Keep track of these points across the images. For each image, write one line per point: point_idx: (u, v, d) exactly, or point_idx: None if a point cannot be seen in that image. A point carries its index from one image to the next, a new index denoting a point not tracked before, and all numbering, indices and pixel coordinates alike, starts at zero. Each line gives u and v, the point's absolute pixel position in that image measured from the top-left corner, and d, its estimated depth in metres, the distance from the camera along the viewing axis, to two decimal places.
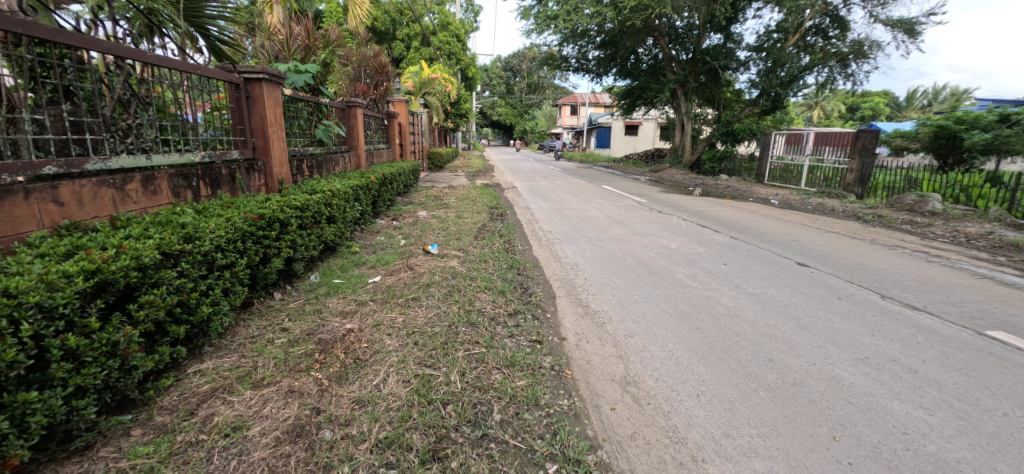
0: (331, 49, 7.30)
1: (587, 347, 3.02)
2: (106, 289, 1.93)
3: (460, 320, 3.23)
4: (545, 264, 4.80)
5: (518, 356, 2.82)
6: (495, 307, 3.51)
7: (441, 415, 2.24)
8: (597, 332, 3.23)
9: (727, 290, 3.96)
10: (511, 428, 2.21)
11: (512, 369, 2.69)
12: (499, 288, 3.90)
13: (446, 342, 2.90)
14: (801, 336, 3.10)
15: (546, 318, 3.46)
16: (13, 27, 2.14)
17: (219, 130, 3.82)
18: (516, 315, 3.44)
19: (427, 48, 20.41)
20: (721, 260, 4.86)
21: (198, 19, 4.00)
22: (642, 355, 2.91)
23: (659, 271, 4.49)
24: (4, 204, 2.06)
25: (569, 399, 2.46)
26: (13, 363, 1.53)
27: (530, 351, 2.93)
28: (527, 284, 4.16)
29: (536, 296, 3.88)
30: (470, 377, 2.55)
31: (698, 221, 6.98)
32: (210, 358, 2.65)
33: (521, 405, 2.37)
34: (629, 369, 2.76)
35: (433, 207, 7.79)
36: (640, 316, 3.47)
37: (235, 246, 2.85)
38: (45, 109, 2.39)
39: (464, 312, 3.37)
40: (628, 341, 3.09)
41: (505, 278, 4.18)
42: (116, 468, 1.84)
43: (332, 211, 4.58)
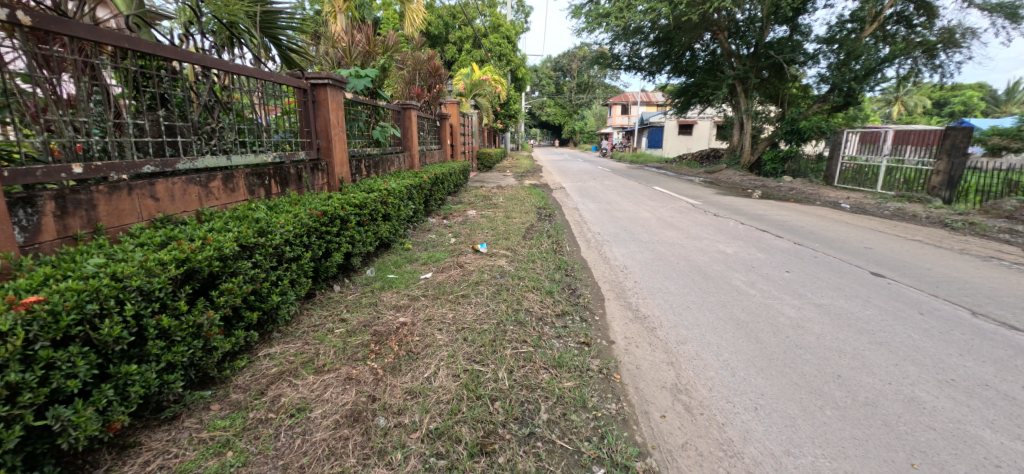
0: (389, 54, 7.67)
1: (636, 351, 3.00)
2: (195, 276, 2.14)
3: (508, 318, 3.28)
4: (593, 266, 4.77)
5: (565, 357, 2.84)
6: (543, 308, 3.54)
7: (489, 410, 2.30)
8: (647, 337, 3.18)
9: (789, 299, 3.78)
10: (558, 428, 2.23)
11: (559, 370, 2.71)
12: (547, 288, 3.93)
13: (494, 340, 2.97)
14: (874, 352, 2.91)
15: (594, 320, 3.45)
16: (120, 42, 2.41)
17: (288, 132, 4.09)
18: (564, 317, 3.46)
19: (479, 51, 20.73)
20: (782, 267, 4.63)
21: (272, 30, 4.38)
22: (695, 363, 2.84)
23: (714, 277, 4.35)
24: (112, 199, 2.32)
25: (618, 403, 2.45)
26: (119, 339, 1.72)
27: (578, 353, 2.94)
28: (576, 285, 4.17)
29: (584, 298, 3.87)
30: (517, 375, 2.60)
31: (759, 226, 6.68)
32: (277, 343, 2.86)
33: (568, 406, 2.39)
34: (681, 377, 2.70)
35: (483, 207, 7.94)
36: (692, 322, 3.39)
37: (302, 240, 3.07)
38: (146, 115, 2.66)
39: (512, 310, 3.43)
40: (680, 348, 3.03)
41: (553, 278, 4.22)
42: (200, 439, 2.04)
43: (388, 209, 4.79)
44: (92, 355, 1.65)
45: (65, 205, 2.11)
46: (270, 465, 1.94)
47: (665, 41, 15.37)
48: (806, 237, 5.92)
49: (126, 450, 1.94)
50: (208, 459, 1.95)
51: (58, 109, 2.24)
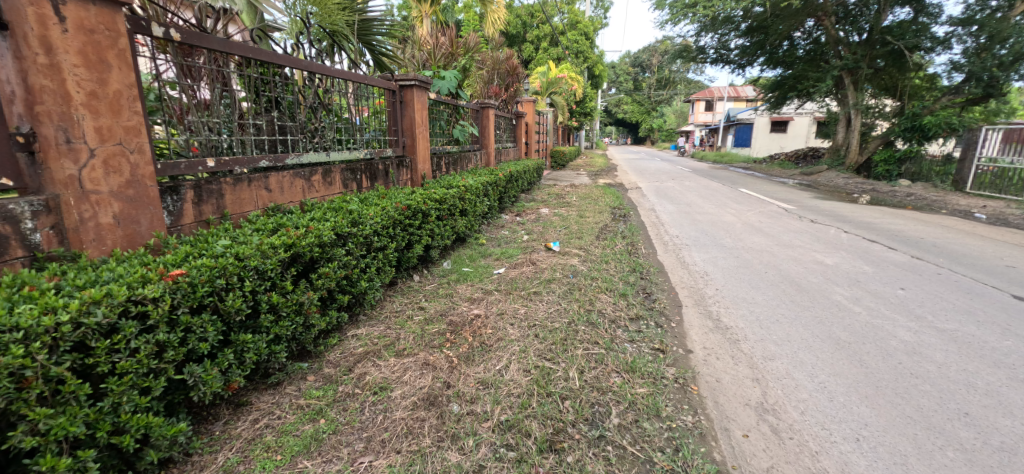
0: (470, 55, 7.94)
1: (716, 363, 2.88)
2: (299, 259, 2.41)
3: (579, 319, 3.30)
4: (670, 270, 4.62)
5: (638, 362, 2.81)
6: (616, 310, 3.51)
7: (559, 409, 2.34)
8: (729, 350, 3.04)
9: (900, 320, 3.41)
10: (630, 434, 2.22)
11: (632, 375, 2.68)
12: (620, 291, 3.88)
13: (565, 338, 3.00)
14: (1012, 390, 2.54)
15: (670, 327, 3.36)
16: (245, 53, 2.75)
17: (377, 130, 4.40)
18: (638, 321, 3.40)
19: (556, 48, 20.63)
20: (892, 283, 4.18)
21: (366, 36, 4.75)
22: (785, 382, 2.67)
23: (809, 290, 4.03)
24: (236, 189, 2.68)
25: (694, 416, 2.38)
26: (239, 310, 1.98)
27: (652, 359, 2.88)
28: (651, 289, 4.08)
29: (660, 303, 3.78)
30: (588, 376, 2.62)
31: (865, 235, 6.07)
32: (363, 325, 3.12)
33: (640, 413, 2.36)
34: (768, 396, 2.55)
35: (557, 205, 7.95)
36: (781, 337, 3.17)
37: (388, 231, 3.31)
38: (263, 116, 3.01)
39: (584, 311, 3.44)
40: (766, 364, 2.85)
41: (627, 281, 4.15)
42: (298, 405, 2.30)
43: (465, 204, 4.99)
44: (219, 322, 1.92)
45: (200, 194, 2.45)
46: (357, 436, 2.13)
47: (759, 31, 14.31)
48: (928, 251, 5.26)
49: (239, 408, 2.23)
50: (304, 424, 2.18)
51: (198, 112, 2.61)
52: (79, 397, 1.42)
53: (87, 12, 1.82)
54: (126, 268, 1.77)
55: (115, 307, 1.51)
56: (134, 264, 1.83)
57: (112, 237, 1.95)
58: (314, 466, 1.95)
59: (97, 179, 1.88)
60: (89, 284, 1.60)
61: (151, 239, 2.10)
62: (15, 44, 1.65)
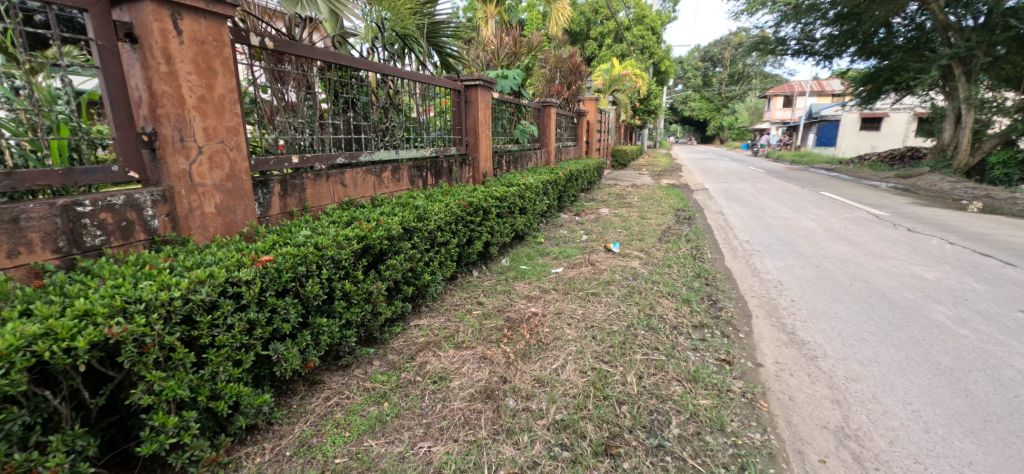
0: (533, 54, 7.99)
1: (790, 380, 2.71)
2: (370, 250, 2.57)
3: (639, 323, 3.24)
4: (739, 278, 4.41)
5: (701, 372, 2.72)
6: (678, 316, 3.41)
7: (616, 413, 2.33)
8: (804, 366, 2.86)
9: (1015, 347, 3.03)
10: (691, 447, 2.16)
11: (695, 385, 2.60)
12: (683, 296, 3.77)
13: (624, 342, 2.97)
14: None
15: (738, 338, 3.21)
16: (326, 58, 2.97)
17: (442, 129, 4.56)
18: (702, 329, 3.28)
19: (621, 44, 20.16)
20: (1008, 304, 3.71)
21: (435, 39, 4.94)
22: (870, 406, 2.46)
23: (902, 306, 3.69)
24: (315, 184, 2.90)
25: (763, 434, 2.26)
26: (316, 295, 2.16)
27: (717, 370, 2.78)
28: (717, 296, 3.92)
29: (726, 312, 3.62)
30: (647, 382, 2.58)
31: (975, 248, 5.41)
32: (425, 315, 3.27)
33: (702, 426, 2.29)
34: (849, 420, 2.36)
35: (617, 206, 7.81)
36: (865, 356, 2.93)
37: (451, 227, 3.44)
38: (340, 116, 3.23)
39: (644, 315, 3.38)
40: (848, 385, 2.64)
41: (691, 287, 4.02)
42: (365, 388, 2.45)
43: (525, 202, 5.06)
44: (300, 305, 2.10)
45: (285, 188, 2.68)
46: (417, 421, 2.24)
47: (850, 18, 13.15)
48: None
49: (314, 386, 2.42)
50: (370, 405, 2.33)
51: (285, 113, 2.85)
52: (186, 364, 1.60)
53: (200, 25, 2.06)
54: (225, 252, 1.98)
55: (216, 287, 1.70)
56: (230, 249, 2.04)
57: (213, 225, 2.19)
58: (380, 445, 2.08)
59: (203, 173, 2.13)
60: (196, 265, 1.82)
61: (246, 227, 2.33)
62: (143, 55, 1.91)
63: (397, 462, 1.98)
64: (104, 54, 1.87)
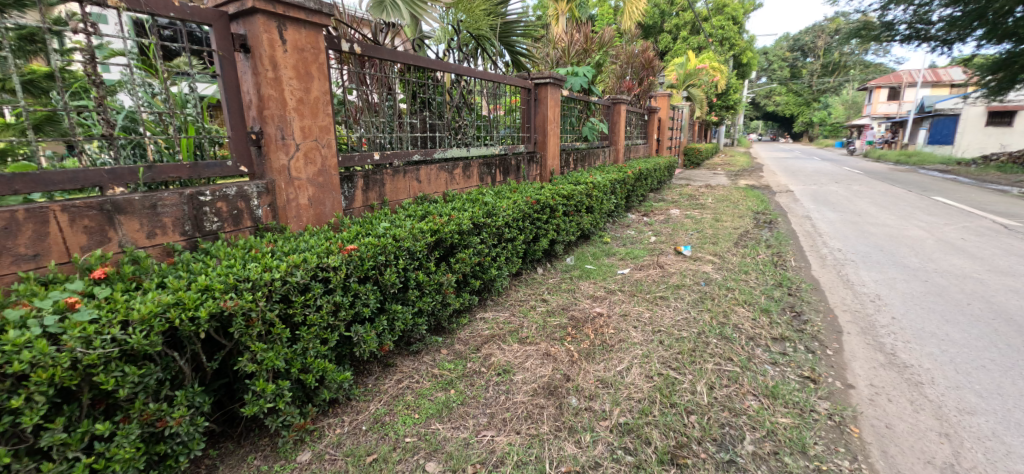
0: (604, 50, 7.87)
1: (887, 406, 2.46)
2: (442, 243, 2.71)
3: (711, 331, 3.12)
4: (829, 289, 4.06)
5: (781, 388, 2.55)
6: (756, 327, 3.23)
7: (683, 422, 2.27)
8: (906, 391, 2.57)
9: None
10: (766, 465, 2.04)
11: (773, 401, 2.45)
12: (762, 306, 3.56)
13: (694, 349, 2.88)
14: None
15: (825, 355, 2.96)
16: (405, 60, 3.15)
17: (511, 127, 4.64)
18: (783, 342, 3.08)
19: (698, 36, 19.23)
20: None
21: (507, 39, 5.04)
22: (987, 444, 2.16)
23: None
24: (393, 179, 3.09)
25: (853, 462, 2.07)
26: (393, 283, 2.31)
27: (799, 388, 2.59)
28: (800, 307, 3.66)
29: (812, 325, 3.35)
30: (719, 394, 2.48)
31: None
32: (490, 309, 3.38)
33: (781, 445, 2.15)
34: (961, 457, 2.09)
35: (689, 206, 7.52)
36: (981, 386, 2.59)
37: (518, 224, 3.52)
38: (416, 115, 3.41)
39: (716, 323, 3.25)
40: (959, 418, 2.34)
41: (770, 296, 3.79)
42: (433, 374, 2.58)
43: (592, 201, 5.02)
44: (378, 292, 2.26)
45: (368, 183, 2.89)
46: (481, 410, 2.33)
47: None
48: None
49: (386, 369, 2.59)
50: (438, 391, 2.46)
51: (368, 114, 3.05)
52: (282, 339, 1.80)
53: (300, 34, 2.28)
54: (316, 240, 2.18)
55: (309, 271, 1.89)
56: (321, 238, 2.24)
57: (306, 215, 2.42)
58: (446, 429, 2.19)
59: (299, 168, 2.35)
60: (293, 251, 2.03)
61: (333, 218, 2.54)
62: (254, 63, 2.15)
63: (462, 448, 2.08)
64: (223, 63, 2.13)
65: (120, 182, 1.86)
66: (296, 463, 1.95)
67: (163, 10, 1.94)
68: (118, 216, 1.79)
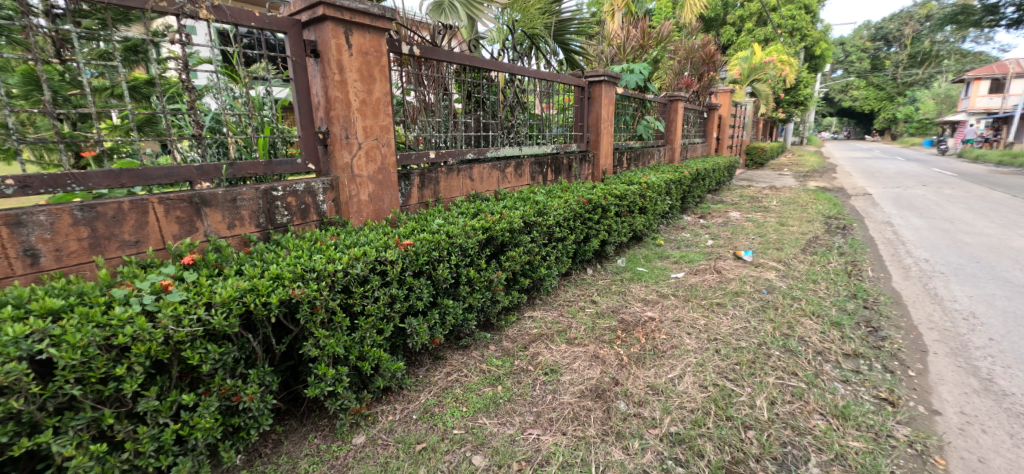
0: (662, 45, 7.61)
1: (980, 437, 2.22)
2: (492, 241, 2.77)
3: (773, 342, 2.97)
4: (912, 303, 3.72)
5: (852, 409, 2.37)
6: (824, 341, 3.03)
7: (740, 437, 2.18)
8: (1004, 423, 2.31)
9: None
10: None
11: (843, 423, 2.28)
12: (832, 318, 3.33)
13: (753, 360, 2.76)
14: None
15: (905, 376, 2.72)
16: (461, 61, 3.22)
17: (563, 126, 4.63)
18: (855, 358, 2.86)
19: (765, 27, 18.18)
20: None
21: (561, 37, 5.03)
22: None
23: None
24: (447, 177, 3.18)
25: None
26: (445, 278, 2.38)
27: (875, 410, 2.39)
28: (874, 321, 3.39)
29: (889, 342, 3.09)
30: (781, 410, 2.35)
31: None
32: (538, 308, 3.40)
33: (851, 471, 2.00)
34: None
35: (749, 209, 7.17)
36: None
37: (568, 224, 3.51)
38: (470, 114, 3.48)
39: (779, 334, 3.08)
40: None
41: (839, 307, 3.54)
42: (481, 370, 2.64)
43: (645, 202, 4.91)
44: (431, 286, 2.34)
45: (423, 180, 2.99)
46: (528, 408, 2.36)
47: None
48: None
49: (437, 361, 2.68)
50: (486, 386, 2.51)
51: (425, 114, 3.16)
52: (342, 327, 1.91)
53: (365, 39, 2.40)
54: (375, 235, 2.30)
55: (368, 264, 1.99)
56: (379, 233, 2.35)
57: (366, 211, 2.55)
58: (493, 425, 2.23)
59: (361, 165, 2.48)
60: (354, 244, 2.14)
61: (391, 214, 2.66)
62: (323, 67, 2.30)
63: (508, 444, 2.11)
64: (296, 67, 2.29)
65: (207, 178, 2.05)
66: (352, 444, 2.07)
67: (245, 20, 2.10)
68: (204, 208, 1.98)
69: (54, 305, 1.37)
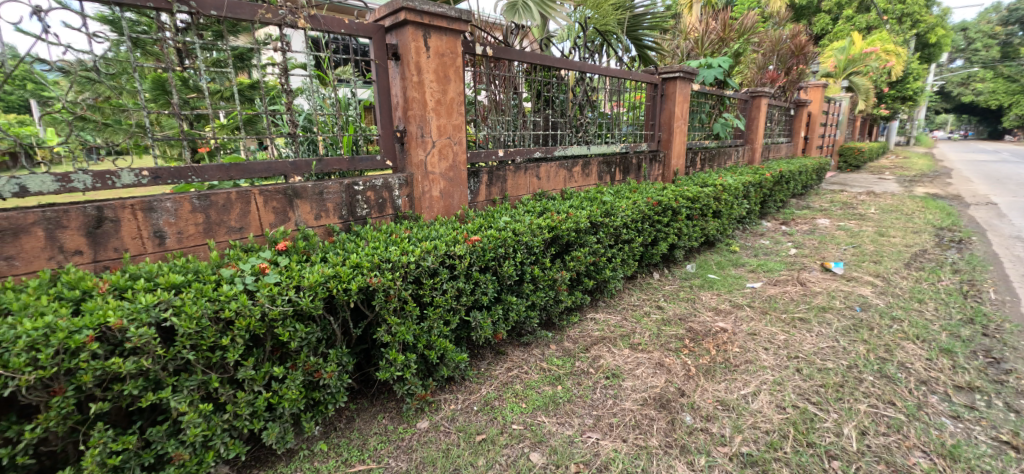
0: (745, 38, 7.10)
1: None
2: (558, 240, 2.78)
3: (866, 366, 2.71)
4: None
5: (962, 449, 2.10)
6: (930, 369, 2.71)
7: (822, 466, 2.01)
8: None
9: None
10: None
11: (951, 464, 2.03)
12: (941, 344, 2.96)
13: (841, 384, 2.54)
14: None
15: None
16: (532, 60, 3.26)
17: (633, 125, 4.54)
18: (969, 392, 2.53)
19: (867, 14, 16.48)
20: None
21: (635, 32, 4.93)
22: None
23: None
24: (515, 175, 3.23)
25: None
26: (510, 274, 2.43)
27: (992, 454, 2.10)
28: (993, 349, 2.97)
29: (1013, 376, 2.69)
30: (872, 442, 2.14)
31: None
32: (601, 310, 3.36)
33: None
34: None
35: (841, 216, 6.57)
36: None
37: (636, 226, 3.44)
38: (539, 113, 3.52)
39: (873, 357, 2.81)
40: None
41: (949, 331, 3.15)
42: (542, 368, 2.67)
43: (720, 205, 4.68)
44: (496, 282, 2.40)
45: (492, 178, 3.07)
46: (588, 411, 2.35)
47: None
48: None
49: (498, 356, 2.74)
50: (545, 385, 2.53)
51: (495, 113, 3.24)
52: (412, 316, 2.02)
53: (442, 41, 2.50)
54: (446, 230, 2.39)
55: (438, 257, 2.09)
56: (449, 228, 2.44)
57: (437, 207, 2.66)
58: (551, 424, 2.25)
59: (434, 163, 2.59)
60: (426, 238, 2.25)
61: (460, 210, 2.76)
62: (403, 69, 2.43)
63: (567, 445, 2.12)
64: (379, 70, 2.45)
65: (299, 172, 2.25)
66: (417, 428, 2.17)
67: (336, 27, 2.30)
68: (296, 200, 2.18)
69: (176, 280, 1.58)
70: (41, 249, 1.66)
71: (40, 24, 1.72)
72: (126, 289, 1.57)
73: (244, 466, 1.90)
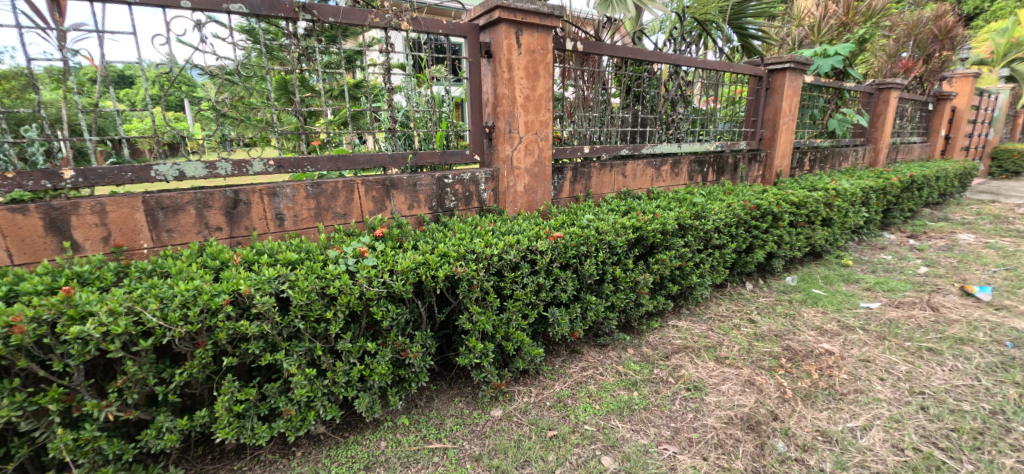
0: (874, 21, 6.23)
1: None
2: (642, 241, 2.71)
3: (1016, 413, 2.31)
4: None
5: None
6: None
7: None
8: None
9: None
10: None
11: None
12: None
13: (978, 430, 2.19)
14: None
15: None
16: (625, 54, 3.19)
17: (731, 122, 4.29)
18: None
19: None
20: None
21: (739, 20, 4.61)
22: None
23: None
24: (600, 172, 3.19)
25: None
26: (590, 272, 2.42)
27: None
28: None
29: None
30: None
31: None
32: (685, 318, 3.21)
33: None
34: None
35: (989, 232, 5.60)
36: None
37: (730, 230, 3.23)
38: (629, 109, 3.45)
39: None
40: None
41: None
42: (618, 371, 2.62)
43: (831, 213, 4.23)
44: (576, 280, 2.40)
45: (576, 175, 3.06)
46: (666, 422, 2.27)
47: None
48: None
49: (573, 355, 2.74)
50: (621, 389, 2.49)
51: (583, 109, 3.23)
52: (493, 306, 2.09)
53: (533, 37, 2.54)
54: (528, 225, 2.44)
55: (520, 251, 2.14)
56: (532, 223, 2.49)
57: (521, 202, 2.71)
58: (626, 430, 2.21)
59: (520, 158, 2.65)
60: (509, 232, 2.32)
61: (543, 206, 2.79)
62: (495, 66, 2.51)
63: (641, 454, 2.07)
64: (472, 68, 2.55)
65: (396, 165, 2.43)
66: (491, 415, 2.25)
67: (435, 28, 2.44)
68: (393, 190, 2.35)
69: (292, 257, 1.80)
70: (192, 224, 1.97)
71: (199, 36, 2.03)
72: (253, 262, 1.81)
73: (338, 428, 2.11)
